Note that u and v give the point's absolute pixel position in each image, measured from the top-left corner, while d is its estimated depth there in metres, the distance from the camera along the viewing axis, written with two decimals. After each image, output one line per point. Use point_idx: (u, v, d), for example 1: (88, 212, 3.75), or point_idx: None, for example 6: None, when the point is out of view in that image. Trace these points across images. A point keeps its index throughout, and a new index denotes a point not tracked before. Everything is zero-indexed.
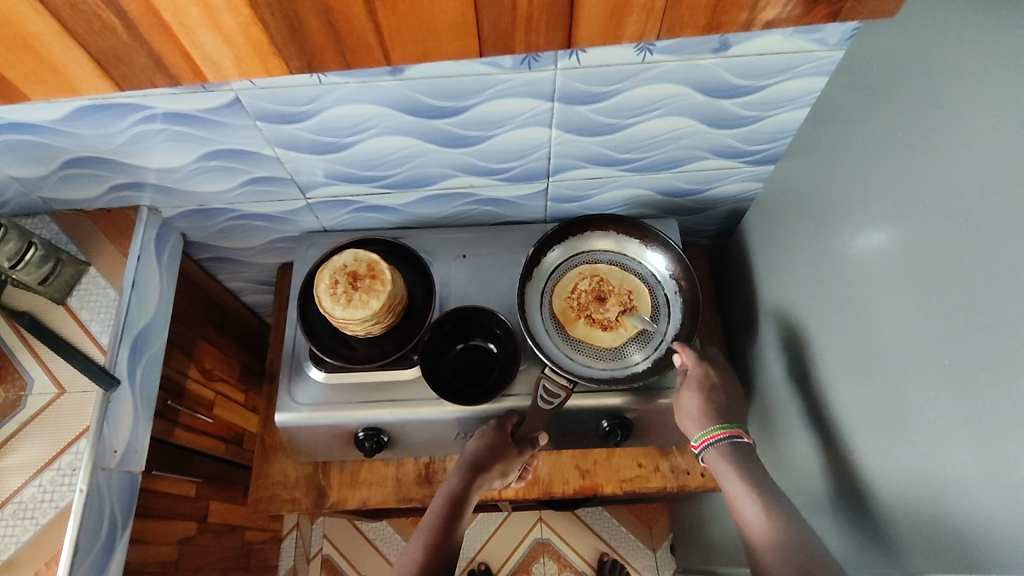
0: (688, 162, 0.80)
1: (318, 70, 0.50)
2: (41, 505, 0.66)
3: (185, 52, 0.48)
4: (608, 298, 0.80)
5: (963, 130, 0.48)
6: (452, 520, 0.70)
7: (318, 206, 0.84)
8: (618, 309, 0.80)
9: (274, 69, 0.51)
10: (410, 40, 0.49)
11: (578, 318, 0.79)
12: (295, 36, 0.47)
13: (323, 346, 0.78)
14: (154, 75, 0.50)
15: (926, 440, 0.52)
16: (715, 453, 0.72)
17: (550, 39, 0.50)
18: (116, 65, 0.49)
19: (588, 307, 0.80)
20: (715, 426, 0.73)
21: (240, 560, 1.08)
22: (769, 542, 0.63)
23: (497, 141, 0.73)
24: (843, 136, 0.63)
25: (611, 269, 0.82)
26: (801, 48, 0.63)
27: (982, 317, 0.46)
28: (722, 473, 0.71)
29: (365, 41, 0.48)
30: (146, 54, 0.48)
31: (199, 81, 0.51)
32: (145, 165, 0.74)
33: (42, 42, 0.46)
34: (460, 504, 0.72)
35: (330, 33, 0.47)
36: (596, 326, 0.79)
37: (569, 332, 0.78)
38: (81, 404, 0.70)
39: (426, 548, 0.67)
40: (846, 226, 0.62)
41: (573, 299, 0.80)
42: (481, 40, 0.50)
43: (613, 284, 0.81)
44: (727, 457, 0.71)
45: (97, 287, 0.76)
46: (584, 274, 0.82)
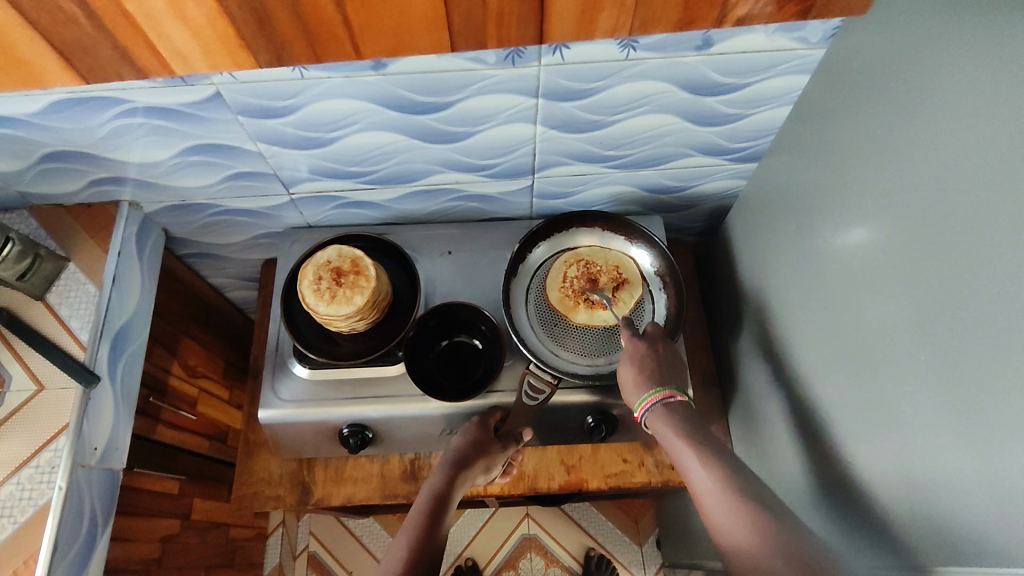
0: (673, 159, 0.80)
1: (288, 63, 0.51)
2: (19, 504, 0.65)
3: (152, 45, 0.48)
4: (599, 278, 0.79)
5: (942, 129, 0.48)
6: (438, 515, 0.67)
7: (302, 202, 0.83)
8: (612, 284, 0.79)
9: (242, 62, 0.51)
10: (381, 34, 0.49)
11: (578, 305, 0.78)
12: (263, 28, 0.48)
13: (307, 343, 0.78)
14: (122, 67, 0.50)
15: (907, 436, 0.53)
16: (655, 417, 0.68)
17: (522, 34, 0.50)
18: (82, 57, 0.49)
19: (584, 291, 0.79)
20: (652, 390, 0.69)
21: (225, 557, 1.07)
22: (733, 518, 0.55)
23: (481, 137, 0.73)
24: (824, 134, 0.63)
25: (592, 249, 0.81)
26: (783, 46, 0.63)
27: (960, 314, 0.47)
28: (671, 444, 0.65)
29: (336, 33, 0.49)
30: (111, 47, 0.48)
31: (169, 73, 0.51)
32: (126, 160, 0.73)
33: (9, 33, 0.46)
34: (445, 498, 0.70)
35: (298, 25, 0.47)
36: (597, 308, 0.78)
37: (575, 320, 0.78)
38: (60, 401, 0.69)
39: (414, 545, 0.63)
40: (827, 224, 0.63)
41: (567, 288, 0.79)
42: (453, 34, 0.50)
43: (599, 263, 0.80)
44: (668, 419, 0.67)
45: (77, 283, 0.75)
46: (571, 262, 0.80)
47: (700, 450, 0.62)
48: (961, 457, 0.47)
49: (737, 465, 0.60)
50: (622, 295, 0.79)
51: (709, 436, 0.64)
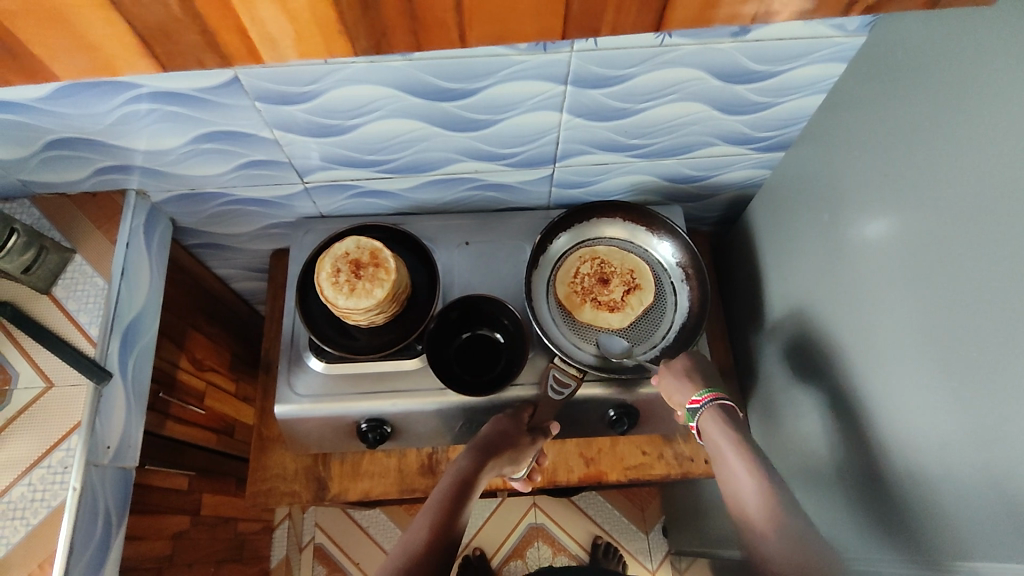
0: (696, 148, 0.79)
1: (386, 51, 0.48)
2: (32, 505, 0.63)
3: (242, 29, 0.45)
4: (611, 279, 0.79)
5: (987, 121, 0.47)
6: (461, 503, 0.68)
7: (316, 191, 0.81)
8: (623, 288, 0.79)
9: (335, 49, 0.47)
10: (489, 20, 0.46)
11: (584, 303, 0.78)
12: (367, 13, 0.44)
13: (324, 337, 0.76)
14: (203, 53, 0.47)
15: (941, 432, 0.53)
16: (711, 416, 0.70)
17: (638, 22, 0.47)
18: (161, 43, 0.45)
19: (593, 290, 0.79)
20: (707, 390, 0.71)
21: (234, 552, 1.06)
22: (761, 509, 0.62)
23: (505, 125, 0.71)
24: (857, 124, 0.62)
25: (610, 249, 0.81)
26: (819, 34, 0.62)
27: (998, 313, 0.46)
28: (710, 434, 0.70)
29: (443, 19, 0.45)
30: (197, 30, 0.44)
31: (254, 61, 0.48)
32: (134, 147, 0.70)
33: (77, 15, 0.42)
34: (470, 487, 0.70)
35: (406, 10, 0.44)
36: (603, 309, 0.78)
37: (579, 318, 0.78)
38: (71, 398, 0.67)
39: (433, 525, 0.65)
40: (857, 216, 0.62)
41: (577, 284, 0.79)
42: (568, 21, 0.46)
43: (614, 264, 0.80)
44: (721, 422, 0.69)
45: (84, 276, 0.72)
46: (585, 257, 0.80)
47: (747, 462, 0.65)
48: (996, 455, 0.47)
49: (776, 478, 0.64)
50: (632, 300, 0.78)
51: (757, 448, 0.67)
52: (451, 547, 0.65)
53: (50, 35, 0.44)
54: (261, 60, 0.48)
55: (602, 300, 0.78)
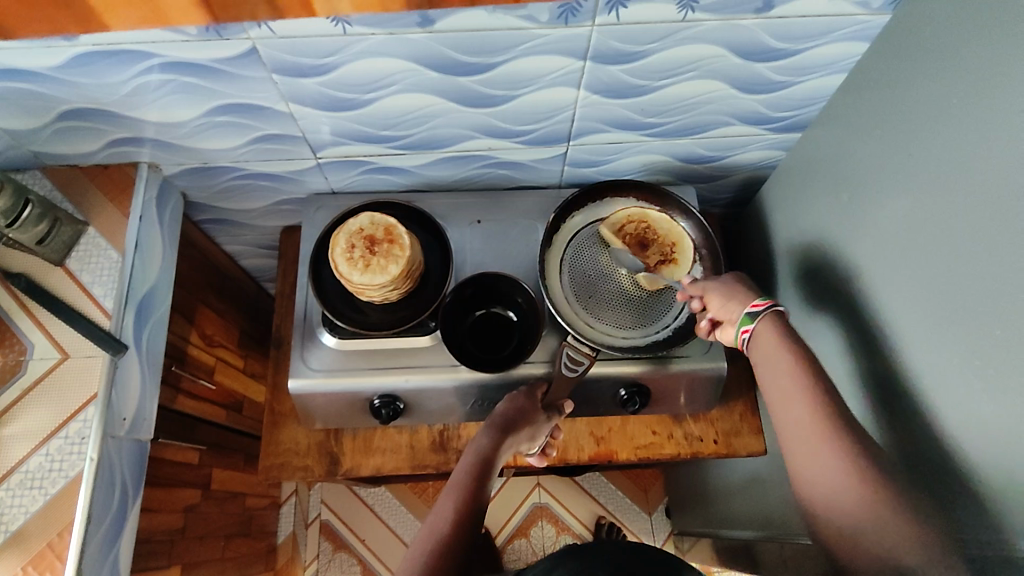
0: (712, 128, 0.78)
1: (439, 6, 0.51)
2: (50, 475, 0.64)
3: None
4: (651, 246, 0.77)
5: (1006, 99, 0.47)
6: (482, 481, 0.67)
7: (328, 166, 0.80)
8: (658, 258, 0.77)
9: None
10: None
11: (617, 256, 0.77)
12: None
13: (337, 312, 0.76)
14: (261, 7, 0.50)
15: (951, 411, 0.53)
16: (763, 325, 0.64)
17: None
18: None
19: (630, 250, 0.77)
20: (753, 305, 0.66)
21: (242, 526, 1.07)
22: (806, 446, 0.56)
23: (523, 101, 0.71)
24: (878, 103, 0.62)
25: (661, 216, 0.78)
26: (844, 12, 0.61)
27: (1011, 291, 0.46)
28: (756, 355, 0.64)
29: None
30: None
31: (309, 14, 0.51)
32: (148, 119, 0.69)
33: None
34: (489, 465, 0.69)
35: None
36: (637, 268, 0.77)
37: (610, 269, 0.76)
38: (85, 369, 0.67)
39: (461, 504, 0.63)
40: (873, 195, 0.62)
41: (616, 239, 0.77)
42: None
43: (659, 232, 0.77)
44: (777, 334, 0.63)
45: (97, 248, 0.73)
46: (631, 217, 0.78)
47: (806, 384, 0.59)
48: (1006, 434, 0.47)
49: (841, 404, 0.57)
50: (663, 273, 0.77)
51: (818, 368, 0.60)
52: (478, 523, 0.63)
53: None
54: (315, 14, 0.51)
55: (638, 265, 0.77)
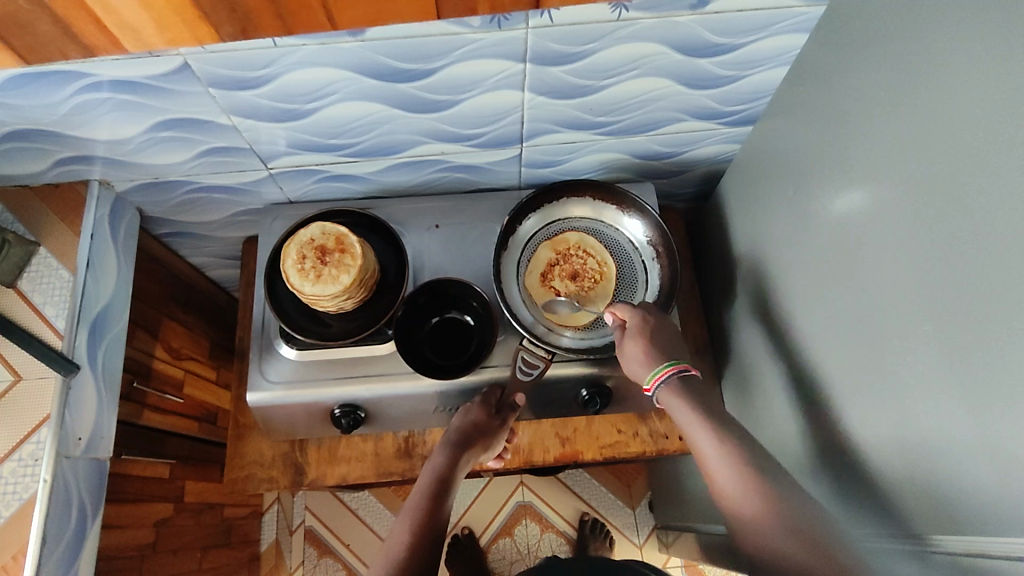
0: (664, 124, 0.78)
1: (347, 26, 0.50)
2: (5, 497, 0.64)
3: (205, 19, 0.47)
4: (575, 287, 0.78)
5: (944, 87, 0.46)
6: (441, 496, 0.70)
7: (281, 176, 0.80)
8: (569, 292, 0.78)
9: (203, 35, 0.48)
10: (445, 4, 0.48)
11: (553, 250, 0.80)
12: None
13: (294, 324, 0.76)
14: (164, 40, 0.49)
15: (905, 406, 0.52)
16: (670, 392, 0.68)
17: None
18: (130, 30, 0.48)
19: (568, 262, 0.79)
20: (663, 364, 0.68)
21: (221, 536, 1.07)
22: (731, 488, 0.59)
23: (467, 105, 0.70)
24: (825, 95, 0.61)
25: (606, 290, 0.78)
26: (780, 4, 0.61)
27: (960, 280, 0.45)
28: (676, 410, 0.67)
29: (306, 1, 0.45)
30: None
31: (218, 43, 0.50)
32: (93, 137, 0.69)
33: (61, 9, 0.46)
34: (448, 482, 0.72)
35: None
36: (546, 266, 0.79)
37: (541, 246, 0.80)
38: (40, 391, 0.68)
39: (416, 525, 0.66)
40: (826, 189, 0.61)
41: (570, 250, 0.80)
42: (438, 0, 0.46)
43: (591, 291, 0.78)
44: (683, 396, 0.67)
45: (49, 269, 0.72)
46: (592, 266, 0.79)
47: (715, 426, 0.63)
48: (960, 425, 0.46)
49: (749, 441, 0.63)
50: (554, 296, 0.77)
51: (724, 414, 0.65)
52: (438, 538, 0.67)
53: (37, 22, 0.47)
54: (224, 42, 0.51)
55: (565, 296, 0.77)
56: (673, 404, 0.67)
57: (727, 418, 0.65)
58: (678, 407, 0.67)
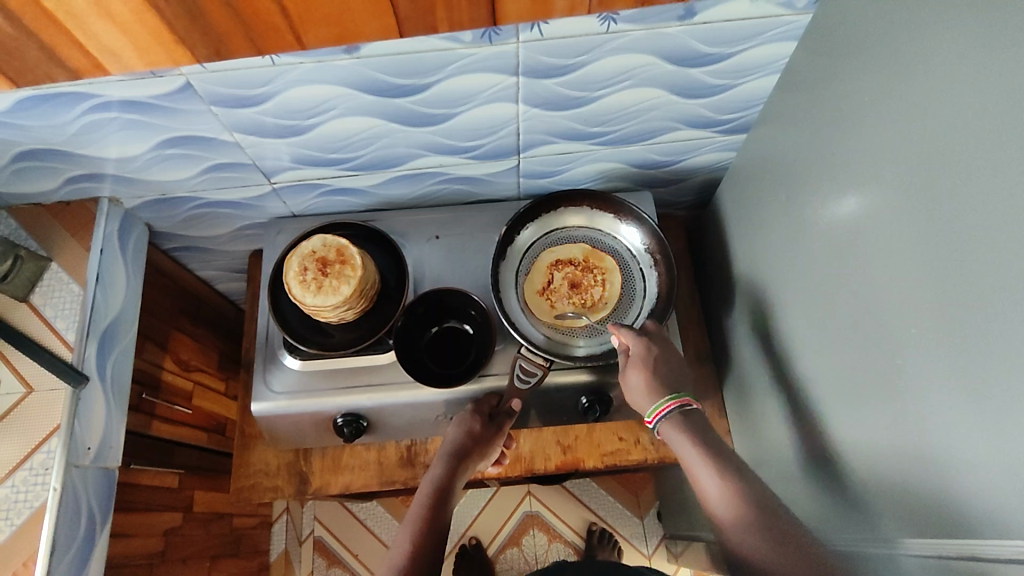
0: (660, 133, 0.79)
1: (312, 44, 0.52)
2: (16, 506, 0.66)
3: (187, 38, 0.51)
4: (558, 288, 0.79)
5: (933, 90, 0.47)
6: (439, 509, 0.71)
7: (285, 191, 0.82)
8: (552, 282, 0.79)
9: (178, 57, 0.52)
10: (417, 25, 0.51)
11: (583, 256, 0.80)
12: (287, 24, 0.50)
13: (297, 335, 0.77)
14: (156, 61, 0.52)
15: (898, 411, 0.52)
16: (670, 426, 0.68)
17: (474, 17, 0.51)
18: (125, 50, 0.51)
19: (581, 273, 0.80)
20: (664, 399, 0.69)
21: (230, 546, 1.08)
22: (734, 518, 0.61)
23: (463, 118, 0.71)
24: (816, 101, 0.62)
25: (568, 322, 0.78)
26: (768, 14, 0.61)
27: (951, 280, 0.46)
28: (676, 445, 0.67)
29: (274, 23, 0.49)
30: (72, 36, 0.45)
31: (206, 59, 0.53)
32: (102, 156, 0.71)
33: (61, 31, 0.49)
34: (445, 493, 0.72)
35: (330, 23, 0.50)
36: (569, 260, 0.80)
37: (582, 248, 0.81)
38: (50, 403, 0.69)
39: (415, 539, 0.67)
40: (818, 195, 0.62)
41: (588, 269, 0.80)
42: (400, 20, 0.50)
43: (560, 305, 0.78)
44: (684, 430, 0.67)
45: (60, 283, 0.75)
46: (572, 296, 0.79)
47: (713, 459, 0.64)
48: (951, 428, 0.46)
49: (742, 472, 0.63)
50: (537, 276, 0.80)
51: (721, 446, 0.65)
52: (438, 551, 0.68)
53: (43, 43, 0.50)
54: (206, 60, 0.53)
55: (551, 291, 0.79)
56: (673, 438, 0.68)
57: (724, 451, 0.65)
58: (678, 441, 0.67)
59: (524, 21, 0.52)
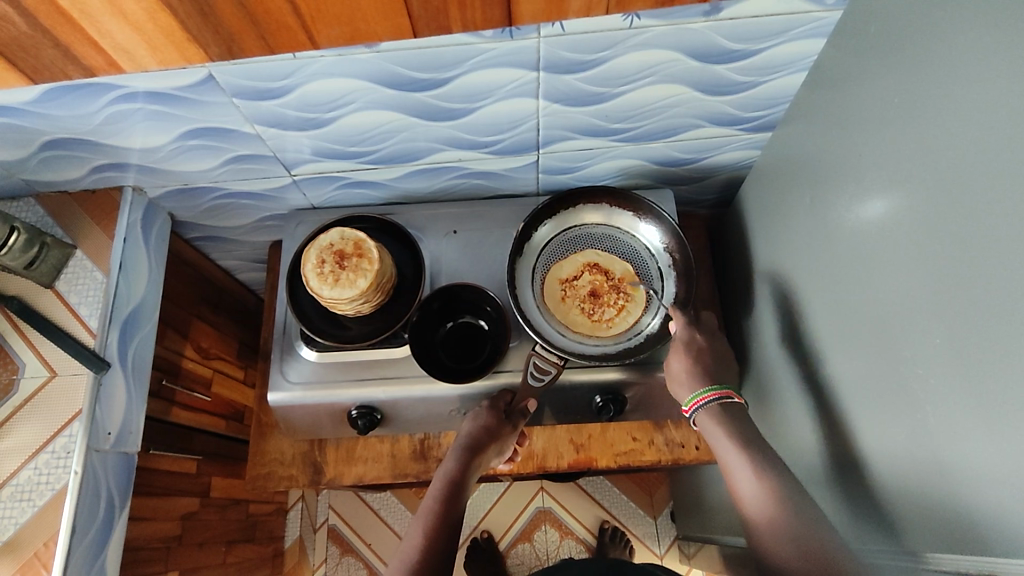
0: (683, 131, 0.77)
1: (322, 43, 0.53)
2: (38, 488, 0.67)
3: (215, 31, 0.51)
4: (576, 285, 0.79)
5: (962, 91, 0.45)
6: (451, 502, 0.70)
7: (305, 183, 0.82)
8: (575, 277, 0.80)
9: (192, 54, 0.54)
10: (433, 23, 0.52)
11: (614, 273, 0.80)
12: (301, 22, 0.50)
13: (314, 327, 0.77)
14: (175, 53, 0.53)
15: (916, 422, 0.51)
16: (706, 415, 0.70)
17: (488, 17, 0.52)
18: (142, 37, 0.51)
19: (604, 285, 0.79)
20: (704, 388, 0.70)
21: (246, 532, 1.10)
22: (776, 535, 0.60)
23: (482, 113, 0.71)
24: (843, 100, 0.60)
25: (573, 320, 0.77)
26: (797, 10, 0.60)
27: (976, 294, 0.44)
28: (714, 437, 0.68)
29: (286, 23, 0.50)
30: None
31: (224, 52, 0.54)
32: (127, 146, 0.72)
33: (85, 23, 0.49)
34: (459, 487, 0.72)
35: (344, 20, 0.50)
36: (600, 269, 0.80)
37: (619, 267, 0.80)
38: (72, 387, 0.71)
39: (427, 532, 0.67)
40: (842, 198, 0.61)
41: (611, 283, 0.79)
42: (413, 20, 0.52)
43: (572, 301, 0.79)
44: (721, 420, 0.68)
45: (84, 270, 0.76)
46: (583, 300, 0.79)
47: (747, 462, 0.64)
48: (975, 444, 0.45)
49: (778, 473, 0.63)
50: (564, 266, 0.80)
51: (758, 439, 0.66)
52: (450, 544, 0.68)
53: (70, 32, 0.50)
54: (234, 53, 0.54)
55: (570, 286, 0.79)
56: (711, 429, 0.69)
57: (761, 443, 0.66)
58: (715, 432, 0.69)
59: (538, 21, 0.54)
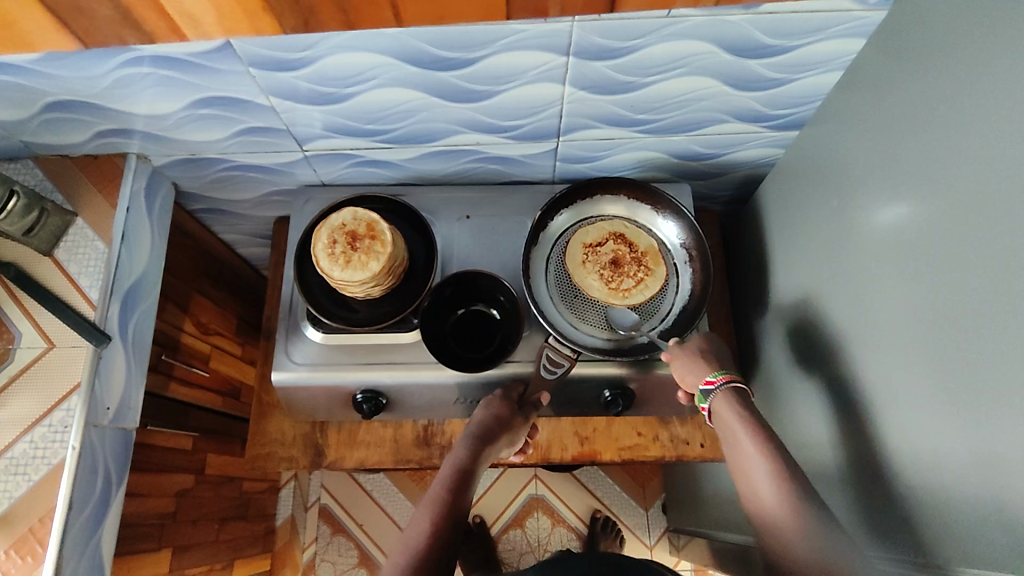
0: (707, 125, 0.76)
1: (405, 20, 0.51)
2: (33, 462, 0.65)
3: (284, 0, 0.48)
4: (598, 253, 0.77)
5: (1005, 98, 0.44)
6: (459, 492, 0.70)
7: (316, 159, 0.80)
8: (599, 244, 0.78)
9: (262, 28, 0.51)
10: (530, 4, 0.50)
11: (637, 249, 0.77)
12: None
13: (322, 308, 0.75)
14: (199, 19, 0.50)
15: (937, 432, 0.51)
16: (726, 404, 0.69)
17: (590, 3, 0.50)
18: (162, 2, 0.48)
19: (626, 259, 0.77)
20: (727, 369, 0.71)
21: (239, 509, 1.09)
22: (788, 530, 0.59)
23: (506, 97, 0.69)
24: (877, 102, 0.59)
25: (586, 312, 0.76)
26: (838, 7, 0.58)
27: (1006, 305, 0.44)
28: (732, 428, 0.67)
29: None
30: None
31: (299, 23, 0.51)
32: (133, 112, 0.69)
33: None
34: (468, 477, 0.71)
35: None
36: (625, 242, 0.78)
37: (644, 244, 0.78)
38: (71, 360, 0.69)
39: (435, 521, 0.66)
40: (870, 201, 0.60)
41: (632, 259, 0.77)
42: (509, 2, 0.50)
43: (592, 266, 0.77)
44: (739, 412, 0.68)
45: (85, 239, 0.73)
46: (603, 269, 0.77)
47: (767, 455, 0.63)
48: (998, 457, 0.45)
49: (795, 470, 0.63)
50: (591, 233, 0.78)
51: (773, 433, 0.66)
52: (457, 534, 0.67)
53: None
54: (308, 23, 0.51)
55: (593, 252, 0.77)
56: (729, 419, 0.68)
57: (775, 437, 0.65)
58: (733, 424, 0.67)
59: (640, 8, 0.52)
